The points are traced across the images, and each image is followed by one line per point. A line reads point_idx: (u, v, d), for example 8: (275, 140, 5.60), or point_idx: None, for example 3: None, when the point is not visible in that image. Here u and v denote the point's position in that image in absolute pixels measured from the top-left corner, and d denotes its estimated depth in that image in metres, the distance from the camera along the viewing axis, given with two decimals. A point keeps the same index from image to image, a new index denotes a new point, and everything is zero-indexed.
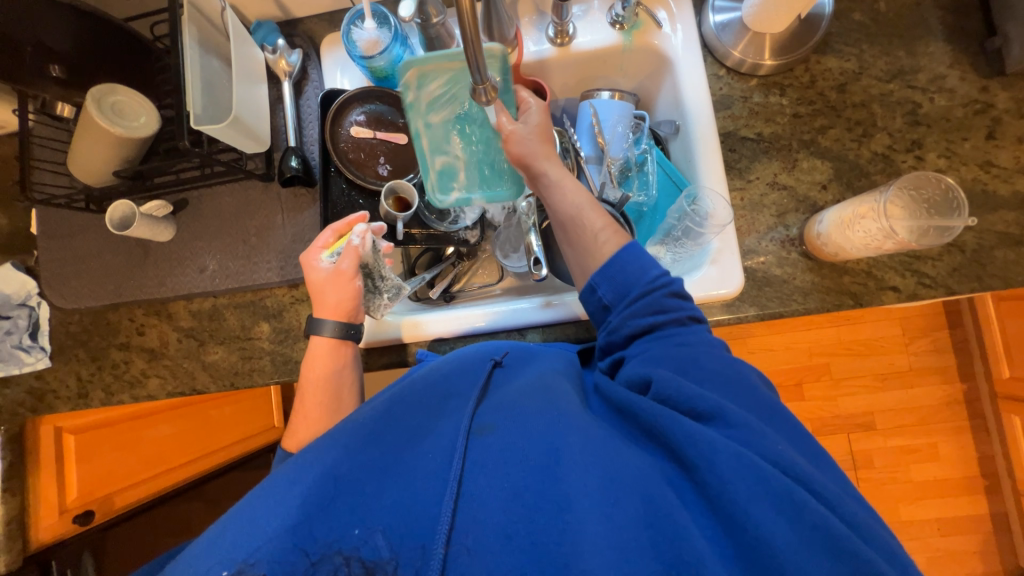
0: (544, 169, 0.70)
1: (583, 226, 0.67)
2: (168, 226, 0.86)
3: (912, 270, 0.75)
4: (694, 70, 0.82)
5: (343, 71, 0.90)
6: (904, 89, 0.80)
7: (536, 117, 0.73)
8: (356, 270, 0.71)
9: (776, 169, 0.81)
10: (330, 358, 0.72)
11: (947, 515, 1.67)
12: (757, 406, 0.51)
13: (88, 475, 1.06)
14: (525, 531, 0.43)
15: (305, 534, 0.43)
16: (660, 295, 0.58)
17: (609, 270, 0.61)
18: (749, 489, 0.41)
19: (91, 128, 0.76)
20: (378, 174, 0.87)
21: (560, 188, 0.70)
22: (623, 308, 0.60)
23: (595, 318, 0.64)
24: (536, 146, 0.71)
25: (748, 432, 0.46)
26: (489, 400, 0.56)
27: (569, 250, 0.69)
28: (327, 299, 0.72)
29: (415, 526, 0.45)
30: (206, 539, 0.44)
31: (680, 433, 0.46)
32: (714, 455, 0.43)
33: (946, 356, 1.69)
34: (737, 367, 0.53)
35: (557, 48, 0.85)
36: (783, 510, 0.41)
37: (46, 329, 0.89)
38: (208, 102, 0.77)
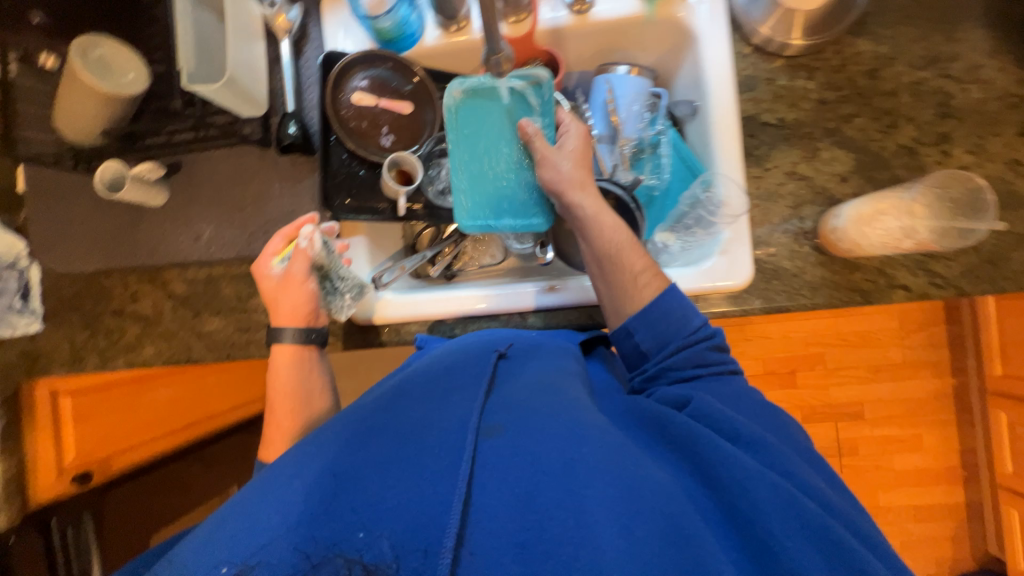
0: (578, 200, 0.69)
1: (620, 264, 0.67)
2: (161, 191, 0.82)
3: (926, 269, 0.73)
4: (718, 47, 0.78)
5: (345, 31, 0.85)
6: (937, 78, 0.76)
7: (572, 143, 0.73)
8: (306, 271, 0.73)
9: (796, 157, 0.78)
10: (294, 365, 0.73)
11: (923, 503, 1.72)
12: (797, 449, 0.54)
13: (93, 437, 1.08)
14: (538, 538, 0.42)
15: (308, 535, 0.42)
16: (702, 347, 0.62)
17: (647, 316, 0.64)
18: (782, 517, 0.44)
19: (77, 83, 0.72)
20: (380, 145, 0.83)
21: (597, 222, 0.68)
22: (660, 357, 0.62)
23: (629, 360, 0.66)
24: (573, 174, 0.70)
25: (782, 463, 0.49)
26: (497, 397, 0.56)
27: (603, 288, 0.69)
28: (282, 305, 0.73)
29: (418, 532, 0.43)
30: (209, 532, 0.46)
31: (713, 453, 0.48)
32: (749, 482, 0.46)
33: (939, 350, 1.70)
34: (774, 412, 0.57)
35: (575, 16, 0.80)
36: (820, 548, 0.43)
37: (37, 291, 0.87)
38: (202, 59, 0.73)
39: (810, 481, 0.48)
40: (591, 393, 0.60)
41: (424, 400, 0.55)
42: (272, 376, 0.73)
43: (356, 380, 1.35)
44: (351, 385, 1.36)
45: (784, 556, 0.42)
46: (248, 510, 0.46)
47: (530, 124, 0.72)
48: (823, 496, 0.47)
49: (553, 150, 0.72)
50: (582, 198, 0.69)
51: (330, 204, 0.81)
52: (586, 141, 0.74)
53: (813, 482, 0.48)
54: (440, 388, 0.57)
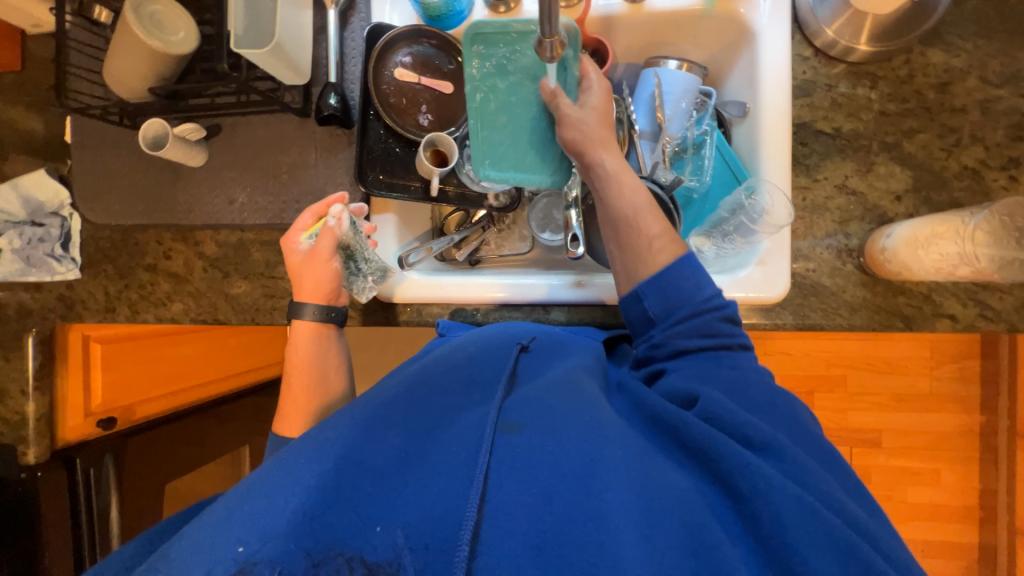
0: (600, 159, 0.68)
1: (636, 227, 0.64)
2: (200, 151, 0.83)
3: (976, 300, 0.70)
4: (778, 48, 0.74)
5: (393, 4, 0.84)
6: (1014, 97, 0.71)
7: (595, 99, 0.71)
8: (331, 251, 0.72)
9: (849, 171, 0.74)
10: (312, 341, 0.74)
11: (933, 538, 1.67)
12: (814, 451, 0.51)
13: (117, 386, 1.11)
14: (554, 541, 0.42)
15: (322, 525, 0.43)
16: (712, 317, 0.60)
17: (659, 281, 0.62)
18: (808, 533, 0.41)
19: (129, 39, 0.73)
20: (418, 123, 0.82)
21: (617, 183, 0.67)
22: (668, 325, 0.61)
23: (635, 327, 0.65)
24: (594, 131, 0.69)
25: (803, 471, 0.46)
26: (516, 394, 0.55)
27: (616, 254, 0.66)
28: (305, 281, 0.73)
29: (436, 529, 0.43)
30: (222, 510, 0.45)
31: (731, 459, 0.46)
32: (770, 491, 0.43)
33: (971, 385, 1.62)
34: (787, 401, 0.55)
35: (629, 4, 0.77)
36: (846, 568, 0.40)
37: (77, 240, 0.90)
38: (251, 22, 0.73)
39: (832, 491, 0.45)
40: (607, 392, 0.60)
41: (443, 393, 0.56)
42: (292, 352, 0.74)
43: (371, 355, 1.37)
44: (366, 359, 1.38)
45: (806, 574, 0.40)
46: (260, 491, 0.45)
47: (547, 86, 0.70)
48: (853, 514, 0.44)
49: (575, 107, 0.70)
50: (604, 157, 0.68)
51: (362, 179, 0.80)
52: (608, 101, 0.72)
53: (836, 492, 0.46)
54: (460, 380, 0.57)
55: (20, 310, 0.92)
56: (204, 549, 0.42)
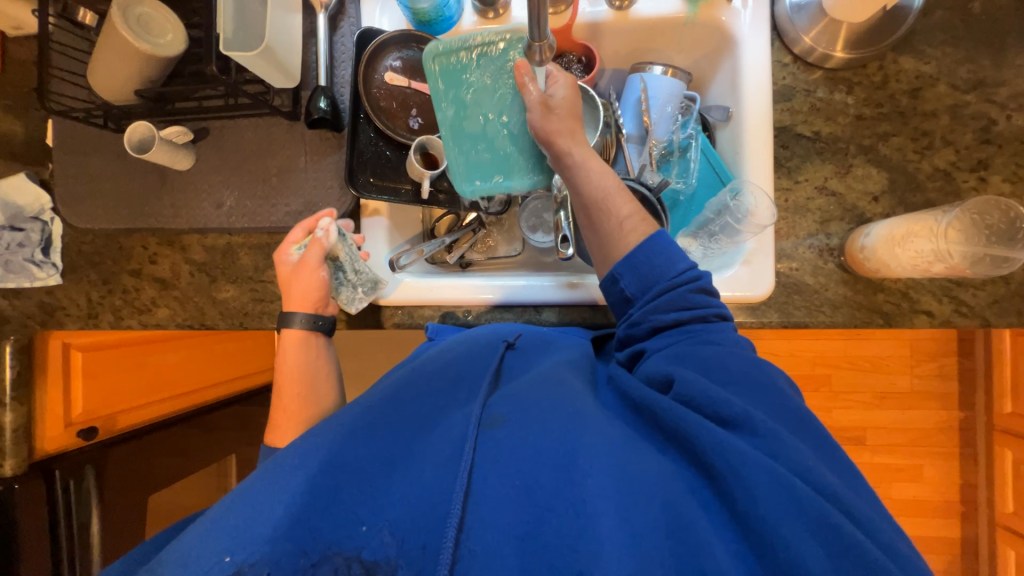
0: (568, 147, 0.66)
1: (609, 210, 0.65)
2: (188, 155, 0.82)
3: (951, 296, 0.72)
4: (759, 54, 0.77)
5: (383, 10, 0.85)
6: (981, 102, 0.74)
7: (560, 91, 0.69)
8: (320, 260, 0.72)
9: (829, 172, 0.76)
10: (300, 349, 0.73)
11: (918, 533, 1.71)
12: (792, 421, 0.50)
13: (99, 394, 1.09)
14: (537, 532, 0.43)
15: (306, 534, 0.42)
16: (685, 291, 0.59)
17: (633, 259, 0.61)
18: (782, 508, 0.41)
19: (116, 41, 0.72)
20: (409, 127, 0.83)
21: (585, 169, 0.66)
22: (646, 302, 0.61)
23: (616, 309, 0.65)
24: (560, 121, 0.67)
25: (777, 445, 0.46)
26: (501, 392, 0.56)
27: (592, 239, 0.67)
28: (295, 291, 0.73)
29: (422, 525, 0.43)
30: (209, 520, 0.44)
31: (706, 439, 0.46)
32: (744, 468, 0.43)
33: (949, 382, 1.67)
34: (764, 371, 0.54)
35: (615, 12, 0.79)
36: (820, 539, 0.40)
37: (59, 245, 0.88)
38: (241, 26, 0.73)
39: (809, 463, 0.45)
40: (593, 386, 0.60)
41: (430, 392, 0.56)
42: (280, 361, 0.73)
43: (362, 361, 1.36)
44: (356, 365, 1.36)
45: (783, 549, 0.40)
46: (244, 497, 0.45)
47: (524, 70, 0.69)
48: (830, 485, 0.44)
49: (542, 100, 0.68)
50: (570, 146, 0.66)
51: (353, 182, 0.80)
52: (575, 91, 0.70)
53: (813, 464, 0.45)
54: (447, 381, 0.58)
55: None
56: (189, 559, 0.41)
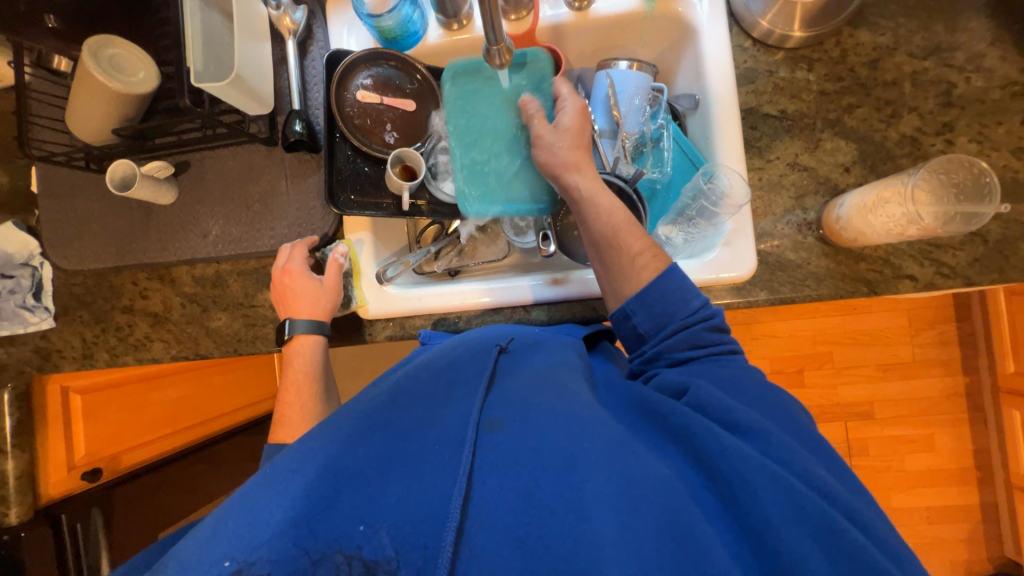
0: (576, 182, 0.71)
1: (619, 246, 0.67)
2: (170, 189, 0.84)
3: (932, 259, 0.73)
4: (719, 40, 0.79)
5: (350, 31, 0.86)
6: (939, 67, 0.76)
7: (569, 120, 0.75)
8: (338, 280, 0.79)
9: (799, 149, 0.78)
10: (313, 355, 0.76)
11: (936, 504, 1.69)
12: (799, 433, 0.54)
13: (109, 433, 1.11)
14: (537, 533, 0.44)
15: (305, 533, 0.43)
16: (700, 328, 0.62)
17: (646, 298, 0.64)
18: (784, 511, 0.45)
19: (90, 84, 0.73)
20: (385, 141, 0.84)
21: (593, 204, 0.70)
22: (658, 339, 0.64)
23: (629, 343, 0.68)
24: (564, 156, 0.72)
25: (782, 452, 0.49)
26: (498, 390, 0.56)
27: (602, 272, 0.70)
28: (318, 303, 0.76)
29: (420, 526, 0.44)
30: (206, 528, 0.45)
31: (712, 446, 0.49)
32: (746, 473, 0.46)
33: (950, 348, 1.67)
34: (775, 394, 0.57)
35: (575, 13, 0.81)
36: (816, 537, 0.44)
37: (49, 289, 0.89)
38: (210, 59, 0.74)
39: (813, 471, 0.48)
40: (592, 385, 0.62)
41: (426, 395, 0.56)
42: (290, 360, 0.76)
43: (363, 380, 1.36)
44: (357, 384, 1.36)
45: (781, 546, 0.44)
46: (242, 505, 0.45)
47: (530, 103, 0.77)
48: (829, 487, 0.47)
49: (549, 129, 0.75)
50: (578, 180, 0.71)
51: (335, 201, 0.81)
52: (582, 119, 0.75)
53: (812, 469, 0.48)
54: (443, 383, 0.58)
55: None
56: (190, 564, 0.42)
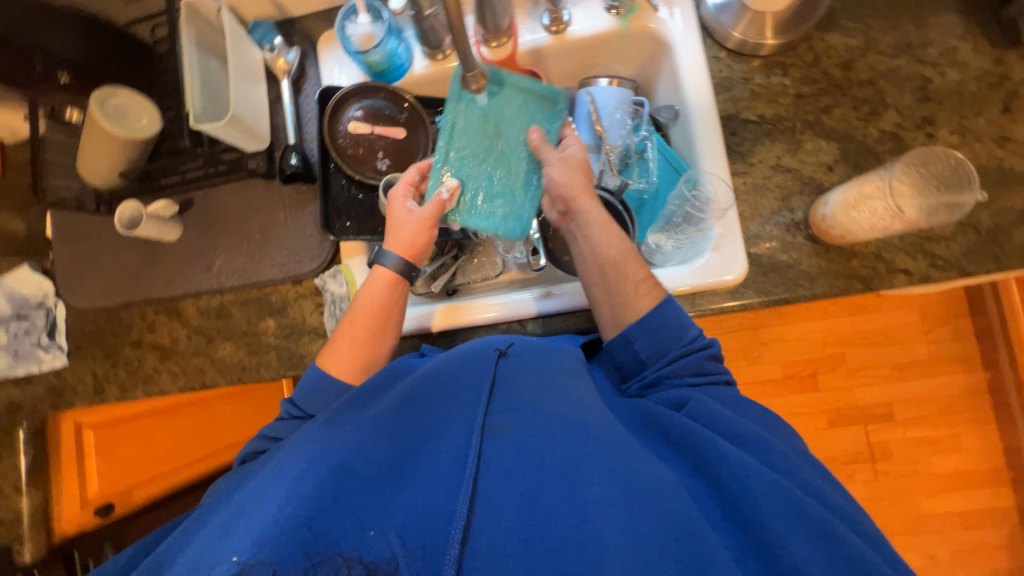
0: (585, 207, 0.74)
1: (622, 272, 0.69)
2: (175, 226, 0.88)
3: (925, 252, 0.73)
4: (694, 53, 0.81)
5: (340, 68, 0.90)
6: (912, 64, 0.77)
7: (575, 151, 0.77)
8: (433, 220, 0.74)
9: (780, 151, 0.79)
10: (385, 291, 0.73)
11: (970, 508, 1.60)
12: (796, 450, 0.55)
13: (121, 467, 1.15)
14: (541, 535, 0.45)
15: (306, 536, 0.43)
16: (699, 356, 0.63)
17: (647, 324, 0.65)
18: (783, 514, 0.44)
19: (96, 132, 0.78)
20: (377, 169, 0.87)
21: (601, 229, 0.72)
22: (659, 364, 0.64)
23: (626, 369, 0.67)
24: (579, 181, 0.75)
25: (782, 463, 0.50)
26: (501, 394, 0.56)
27: (604, 298, 0.70)
28: (404, 235, 0.74)
29: (428, 526, 0.46)
30: (216, 529, 0.46)
31: (712, 453, 0.49)
32: (749, 480, 0.46)
33: (967, 343, 1.63)
34: (771, 418, 0.59)
35: (553, 36, 0.85)
36: (819, 544, 0.43)
37: (63, 327, 0.92)
38: (207, 100, 0.78)
39: (811, 480, 0.49)
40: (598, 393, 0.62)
41: (433, 403, 0.57)
42: (366, 285, 0.74)
43: None
44: None
45: (783, 552, 0.43)
46: (251, 508, 0.46)
47: (537, 132, 0.76)
48: (829, 497, 0.48)
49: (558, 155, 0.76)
50: (591, 207, 0.74)
51: (330, 228, 0.85)
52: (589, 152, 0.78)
53: (810, 479, 0.49)
54: (446, 391, 0.58)
55: (10, 406, 0.93)
56: (197, 563, 0.43)
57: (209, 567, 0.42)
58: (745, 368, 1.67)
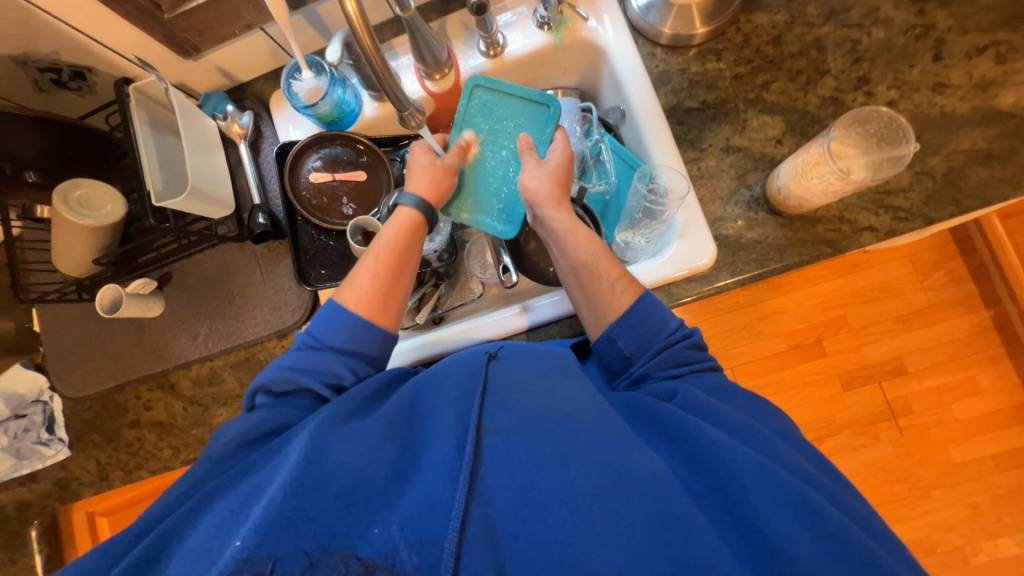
0: (555, 216, 0.76)
1: (596, 273, 0.70)
2: (157, 301, 0.89)
3: (886, 206, 0.74)
4: (627, 53, 0.83)
5: (294, 124, 0.92)
6: (839, 29, 0.79)
7: (555, 159, 0.80)
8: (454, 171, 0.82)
9: (728, 133, 0.80)
10: (403, 230, 0.75)
11: (1003, 450, 1.57)
12: (784, 433, 0.55)
13: None
14: (532, 529, 0.45)
15: (304, 534, 0.44)
16: (682, 346, 0.63)
17: (627, 321, 0.65)
18: (768, 495, 0.45)
19: (64, 226, 0.80)
20: (344, 214, 0.89)
21: (572, 235, 0.74)
22: (645, 359, 0.64)
23: (613, 367, 0.67)
24: (547, 188, 0.77)
25: (768, 447, 0.50)
26: (496, 394, 0.55)
27: (584, 300, 0.71)
28: (424, 183, 0.79)
29: (427, 522, 0.46)
30: (221, 517, 0.47)
31: (703, 441, 0.49)
32: (736, 465, 0.47)
33: (965, 284, 1.62)
34: (757, 401, 0.58)
35: (492, 60, 0.87)
36: (804, 523, 0.44)
37: (61, 420, 0.92)
38: (167, 176, 0.81)
39: (796, 462, 0.49)
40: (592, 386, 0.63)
41: (430, 407, 0.58)
42: (385, 226, 0.76)
43: None
44: None
45: (769, 533, 0.43)
46: (251, 508, 0.47)
47: (524, 138, 0.82)
48: (815, 478, 0.48)
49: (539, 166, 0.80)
50: (557, 213, 0.76)
51: (306, 278, 0.87)
52: (569, 160, 0.80)
53: (796, 460, 0.49)
54: (442, 394, 0.58)
55: (19, 505, 0.93)
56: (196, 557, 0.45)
57: (211, 558, 0.44)
58: (749, 346, 1.65)
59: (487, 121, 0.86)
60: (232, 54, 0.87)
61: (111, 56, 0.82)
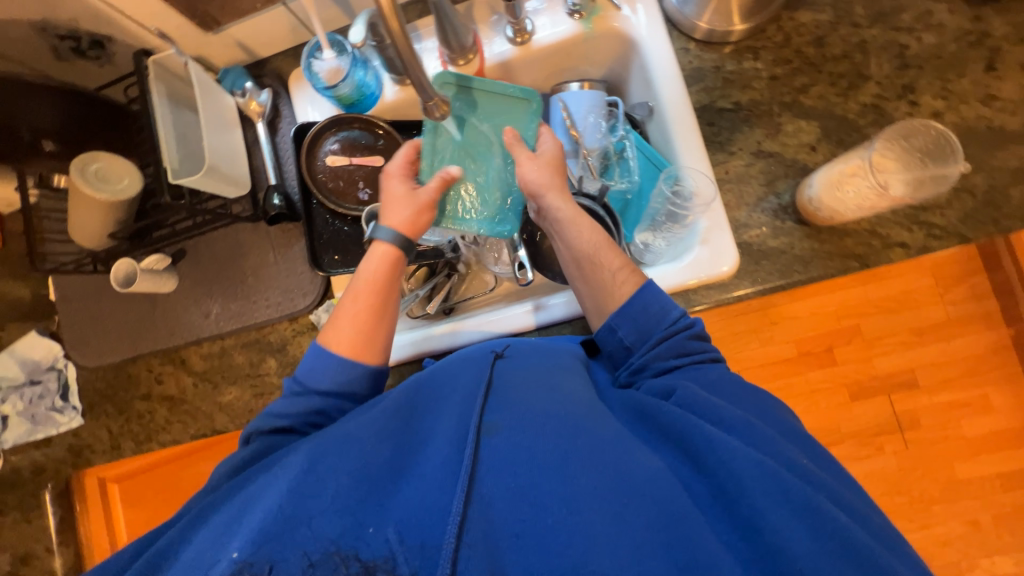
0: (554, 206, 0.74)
1: (599, 263, 0.70)
2: (170, 276, 0.90)
3: (920, 222, 0.71)
4: (660, 46, 0.79)
5: (312, 104, 0.90)
6: (887, 32, 0.75)
7: (548, 151, 0.78)
8: (433, 197, 0.76)
9: (760, 136, 0.77)
10: (383, 265, 0.71)
11: (1009, 470, 1.55)
12: (786, 430, 0.54)
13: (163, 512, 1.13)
14: (534, 530, 0.45)
15: (306, 535, 0.44)
16: (683, 337, 0.62)
17: (628, 311, 0.64)
18: (767, 495, 0.44)
19: (80, 198, 0.79)
20: (359, 199, 0.88)
21: (574, 226, 0.73)
22: (645, 349, 0.63)
23: (614, 356, 0.67)
24: (547, 178, 0.75)
25: (767, 444, 0.49)
26: (497, 396, 0.55)
27: (585, 289, 0.71)
28: (403, 212, 0.74)
29: (426, 522, 0.46)
30: (222, 521, 0.48)
31: (700, 439, 0.49)
32: (734, 463, 0.46)
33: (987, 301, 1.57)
34: (759, 396, 0.57)
35: (519, 47, 0.84)
36: (802, 520, 0.43)
37: (75, 388, 0.94)
38: (184, 152, 0.80)
39: (796, 459, 0.48)
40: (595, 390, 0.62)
41: (431, 408, 0.57)
42: (365, 262, 0.72)
43: None
44: None
45: (771, 535, 0.42)
46: (249, 515, 0.47)
47: (510, 132, 0.78)
48: (814, 475, 0.47)
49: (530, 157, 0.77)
50: (560, 202, 0.74)
51: (319, 264, 0.86)
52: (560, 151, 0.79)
53: (799, 459, 0.48)
54: (444, 395, 0.58)
55: (35, 468, 0.96)
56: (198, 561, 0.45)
57: (210, 564, 0.44)
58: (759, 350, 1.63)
59: (464, 122, 0.81)
60: (254, 29, 0.85)
61: (132, 26, 0.80)
